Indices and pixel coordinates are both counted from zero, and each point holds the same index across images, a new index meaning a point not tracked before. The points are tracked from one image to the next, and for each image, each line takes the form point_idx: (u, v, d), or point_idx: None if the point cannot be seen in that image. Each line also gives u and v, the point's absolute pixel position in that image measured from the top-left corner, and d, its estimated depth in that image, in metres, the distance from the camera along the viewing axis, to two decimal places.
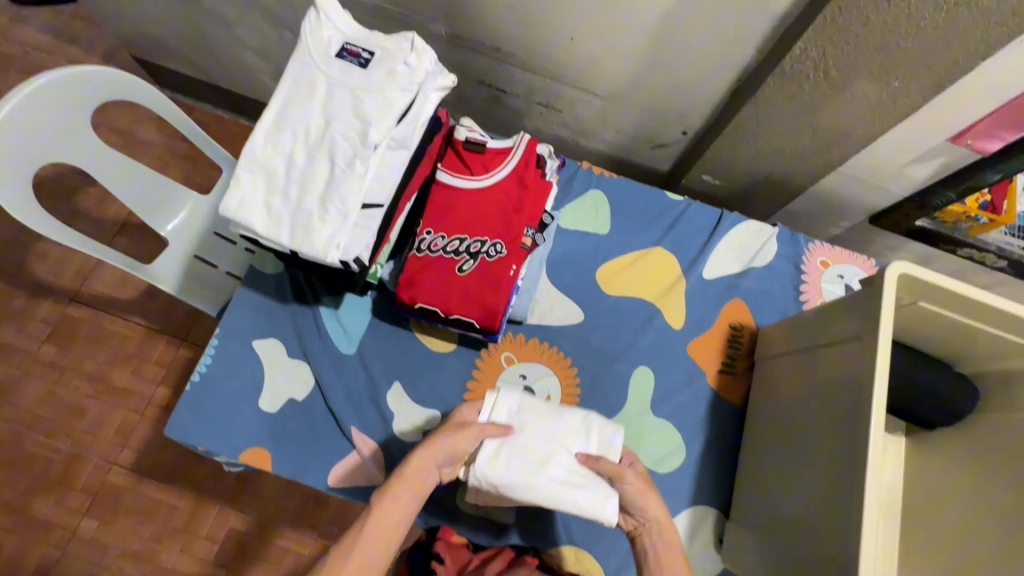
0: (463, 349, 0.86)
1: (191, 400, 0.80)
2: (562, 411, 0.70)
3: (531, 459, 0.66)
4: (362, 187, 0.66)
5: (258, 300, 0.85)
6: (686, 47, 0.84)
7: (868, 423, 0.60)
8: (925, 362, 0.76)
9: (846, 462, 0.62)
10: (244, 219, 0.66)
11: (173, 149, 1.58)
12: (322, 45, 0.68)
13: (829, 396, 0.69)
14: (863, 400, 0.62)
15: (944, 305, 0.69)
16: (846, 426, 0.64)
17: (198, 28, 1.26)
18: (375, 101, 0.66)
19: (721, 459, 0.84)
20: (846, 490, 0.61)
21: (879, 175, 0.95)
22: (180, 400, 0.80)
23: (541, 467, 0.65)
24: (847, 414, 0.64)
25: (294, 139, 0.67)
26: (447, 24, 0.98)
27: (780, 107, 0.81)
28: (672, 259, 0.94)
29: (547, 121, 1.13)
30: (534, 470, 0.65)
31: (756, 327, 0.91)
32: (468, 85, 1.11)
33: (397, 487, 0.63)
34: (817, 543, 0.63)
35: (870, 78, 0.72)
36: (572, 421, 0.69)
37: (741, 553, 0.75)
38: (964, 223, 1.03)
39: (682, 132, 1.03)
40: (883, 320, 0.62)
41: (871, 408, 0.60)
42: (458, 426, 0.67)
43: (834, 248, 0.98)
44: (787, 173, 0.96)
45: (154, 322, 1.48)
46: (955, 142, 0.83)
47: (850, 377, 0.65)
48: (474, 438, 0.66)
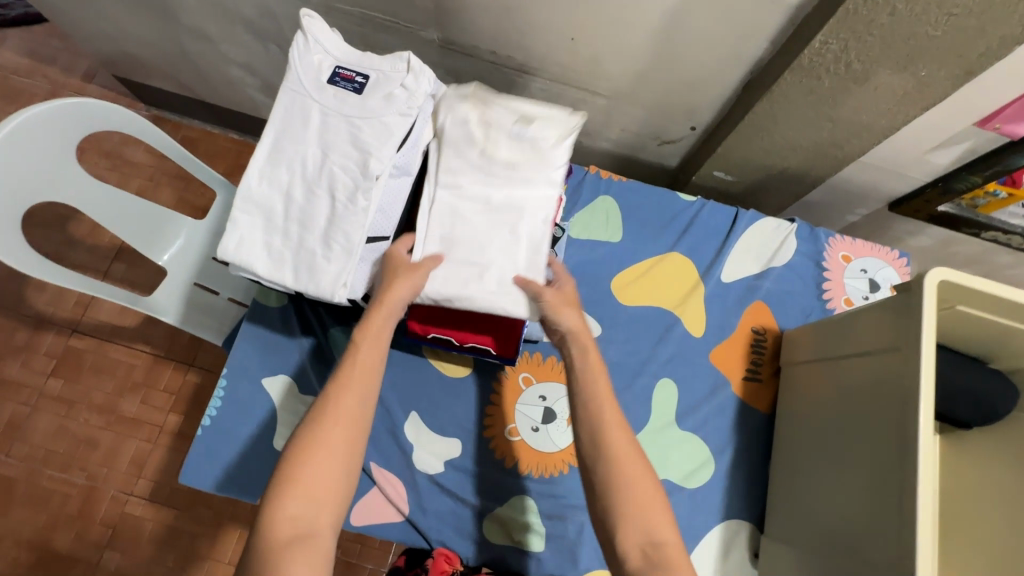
0: (479, 373, 0.84)
1: (205, 446, 0.78)
2: (491, 221, 0.64)
3: (460, 272, 0.63)
4: (366, 221, 0.63)
5: (264, 335, 0.82)
6: (694, 42, 0.80)
7: (916, 444, 0.57)
8: (962, 364, 0.73)
9: (891, 484, 0.60)
10: (244, 262, 0.63)
11: (163, 170, 1.54)
12: (312, 71, 0.64)
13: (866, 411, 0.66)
14: (909, 419, 0.59)
15: (982, 307, 0.66)
16: (888, 444, 0.61)
17: (179, 45, 1.22)
18: (374, 128, 0.63)
19: (751, 469, 0.82)
20: (895, 512, 0.58)
21: (899, 163, 0.91)
22: (192, 447, 0.78)
23: (467, 279, 0.63)
24: (889, 432, 0.62)
25: (290, 173, 0.63)
26: (438, 29, 0.93)
27: (798, 102, 0.77)
28: (688, 264, 0.91)
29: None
30: (462, 284, 0.62)
31: (779, 330, 0.89)
32: None
33: (376, 318, 0.61)
34: (862, 562, 0.61)
35: (895, 68, 0.68)
36: (501, 233, 0.64)
37: (778, 567, 0.74)
38: (982, 199, 0.95)
39: (691, 128, 0.99)
40: (925, 332, 0.59)
41: (920, 428, 0.57)
42: (406, 267, 0.63)
43: (856, 241, 0.94)
44: (803, 167, 0.92)
45: (160, 348, 1.45)
46: (982, 127, 0.78)
47: (891, 391, 0.62)
48: (419, 276, 0.62)
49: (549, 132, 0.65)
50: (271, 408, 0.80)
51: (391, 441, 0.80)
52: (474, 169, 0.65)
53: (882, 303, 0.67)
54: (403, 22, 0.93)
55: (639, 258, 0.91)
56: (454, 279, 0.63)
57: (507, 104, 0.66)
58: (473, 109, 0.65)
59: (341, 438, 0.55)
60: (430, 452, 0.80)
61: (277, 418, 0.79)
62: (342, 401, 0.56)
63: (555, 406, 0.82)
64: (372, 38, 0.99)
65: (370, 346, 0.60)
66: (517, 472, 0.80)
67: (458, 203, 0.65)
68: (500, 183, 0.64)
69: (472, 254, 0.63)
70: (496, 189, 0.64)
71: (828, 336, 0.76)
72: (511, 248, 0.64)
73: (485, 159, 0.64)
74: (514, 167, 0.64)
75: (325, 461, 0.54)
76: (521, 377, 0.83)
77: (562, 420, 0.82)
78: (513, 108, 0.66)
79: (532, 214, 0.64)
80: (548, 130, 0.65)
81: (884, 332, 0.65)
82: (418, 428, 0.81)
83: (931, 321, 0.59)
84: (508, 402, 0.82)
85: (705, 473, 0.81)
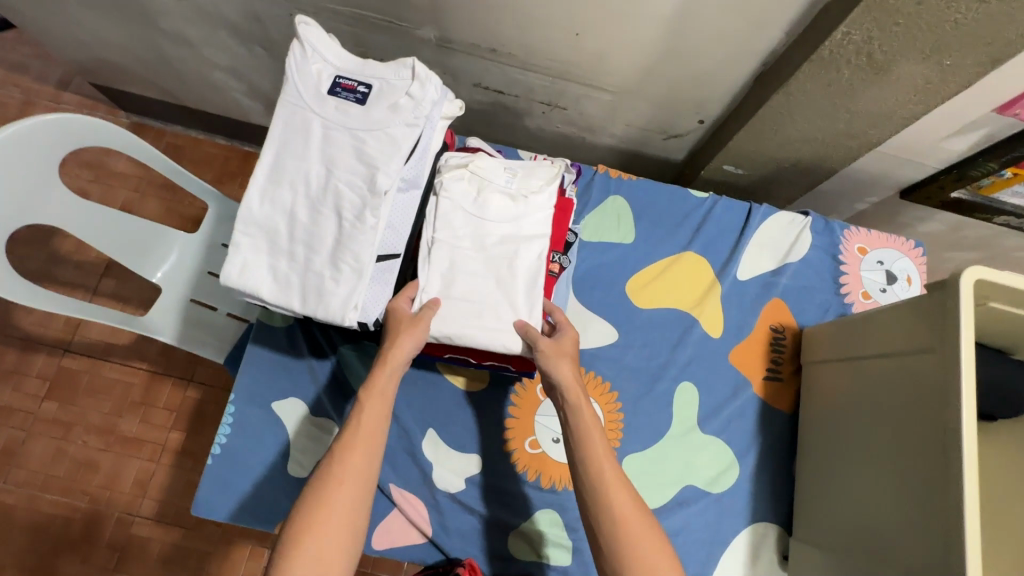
0: (496, 386, 0.81)
1: (217, 475, 0.75)
2: (487, 265, 0.65)
3: (464, 313, 0.63)
4: (376, 240, 0.59)
5: (270, 357, 0.79)
6: (706, 35, 0.76)
7: (958, 449, 0.55)
8: (992, 359, 0.71)
9: (931, 491, 0.58)
10: (248, 287, 0.59)
11: (149, 180, 1.48)
12: (311, 82, 0.61)
13: (897, 414, 0.64)
14: (948, 422, 0.57)
15: (1013, 304, 0.65)
16: (926, 447, 0.59)
17: (159, 51, 1.16)
18: (380, 141, 0.60)
19: (776, 471, 0.81)
20: (937, 518, 0.57)
21: (915, 151, 0.89)
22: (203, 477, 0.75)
23: (472, 319, 0.63)
24: (925, 436, 0.60)
25: (293, 193, 0.60)
26: (435, 28, 0.89)
27: (815, 95, 0.75)
28: (703, 263, 0.89)
29: (551, 121, 1.05)
30: (467, 324, 0.62)
31: (798, 327, 0.87)
32: (463, 89, 1.02)
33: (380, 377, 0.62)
34: (900, 568, 0.60)
35: (919, 58, 0.65)
36: (499, 273, 0.65)
37: (808, 571, 0.73)
38: (986, 181, 0.90)
39: (699, 121, 0.96)
40: (962, 334, 0.57)
41: (962, 433, 0.55)
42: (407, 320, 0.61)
43: (872, 232, 0.92)
44: (817, 158, 0.90)
45: (157, 365, 1.41)
46: (1002, 113, 0.76)
47: (926, 395, 0.61)
48: (420, 331, 0.61)
49: (536, 181, 0.68)
50: (283, 431, 0.77)
51: (409, 461, 0.78)
52: (468, 218, 0.66)
53: (909, 303, 0.65)
54: (398, 21, 0.89)
55: (652, 261, 0.88)
56: (459, 321, 0.62)
57: (497, 160, 0.69)
58: (464, 165, 0.68)
59: (349, 499, 0.55)
60: (450, 470, 0.78)
61: (290, 442, 0.77)
62: (349, 462, 0.56)
63: None
64: (364, 39, 0.94)
65: (375, 406, 0.60)
66: (540, 486, 0.78)
67: (455, 248, 0.65)
68: (494, 230, 0.66)
69: (474, 296, 0.64)
70: (491, 237, 0.66)
71: (849, 333, 0.75)
72: (508, 288, 0.64)
73: (478, 209, 0.66)
74: (507, 217, 0.67)
75: (333, 526, 0.53)
76: (539, 388, 0.81)
77: None
78: (502, 163, 0.69)
79: (527, 255, 0.66)
80: (538, 181, 0.68)
81: (913, 331, 0.64)
82: (437, 445, 0.79)
83: (968, 322, 0.58)
84: (527, 414, 0.80)
85: (731, 477, 0.80)
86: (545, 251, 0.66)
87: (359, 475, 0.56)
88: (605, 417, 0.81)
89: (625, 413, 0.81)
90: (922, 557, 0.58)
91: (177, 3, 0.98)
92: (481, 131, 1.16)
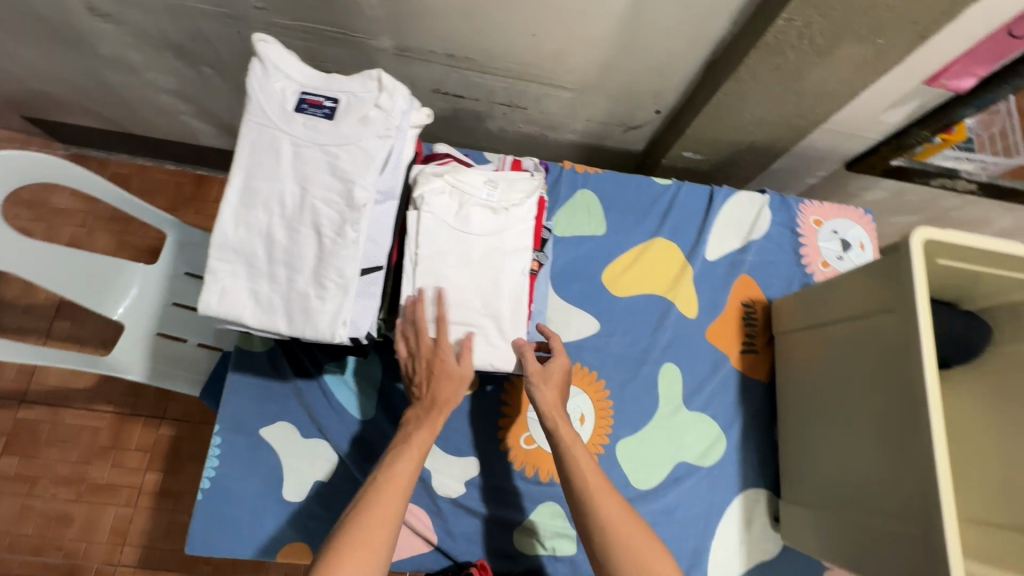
0: (486, 386, 0.82)
1: (209, 509, 0.72)
2: (473, 282, 0.66)
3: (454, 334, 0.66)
4: (358, 253, 0.59)
5: (254, 383, 0.77)
6: (658, 29, 0.79)
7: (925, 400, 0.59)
8: (946, 312, 0.75)
9: (906, 445, 0.62)
10: (230, 313, 0.58)
11: (96, 213, 1.41)
12: (275, 100, 0.60)
13: (866, 374, 0.69)
14: (912, 374, 0.61)
15: (959, 258, 0.70)
16: (897, 399, 0.64)
17: (99, 78, 1.11)
18: (353, 155, 0.59)
19: (760, 438, 0.85)
20: (914, 465, 0.61)
21: (857, 125, 0.95)
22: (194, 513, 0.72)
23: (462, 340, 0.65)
24: (895, 393, 0.64)
25: (268, 214, 0.59)
26: (391, 37, 0.88)
27: (764, 80, 0.79)
28: (674, 247, 0.92)
29: (512, 121, 1.07)
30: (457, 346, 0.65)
31: (767, 300, 0.92)
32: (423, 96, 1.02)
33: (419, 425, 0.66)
34: (885, 516, 0.64)
35: (855, 39, 0.70)
36: (485, 291, 0.66)
37: (799, 529, 0.77)
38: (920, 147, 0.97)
39: (655, 111, 0.99)
40: (917, 293, 0.62)
41: (926, 383, 0.60)
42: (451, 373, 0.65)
43: (824, 204, 0.98)
44: (768, 138, 0.95)
45: (124, 406, 1.35)
46: (930, 85, 0.83)
47: (892, 354, 0.65)
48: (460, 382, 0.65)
49: (515, 193, 0.70)
50: (275, 456, 0.75)
51: None
52: (450, 233, 0.67)
53: (866, 272, 0.70)
54: (351, 32, 0.88)
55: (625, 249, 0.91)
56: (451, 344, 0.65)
57: (476, 172, 0.69)
58: (445, 178, 0.68)
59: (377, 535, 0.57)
60: (450, 475, 0.78)
61: (283, 465, 0.75)
62: (382, 500, 0.59)
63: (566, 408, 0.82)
64: (318, 52, 0.93)
65: (414, 450, 0.64)
66: (540, 480, 0.79)
67: (439, 264, 0.66)
68: (476, 246, 0.67)
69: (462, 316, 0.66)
70: (474, 253, 0.67)
71: (815, 302, 0.79)
72: (494, 307, 0.66)
73: (461, 223, 0.67)
74: (488, 230, 0.68)
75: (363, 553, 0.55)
76: None
77: (576, 420, 0.81)
78: (482, 175, 0.70)
79: (511, 271, 0.68)
80: (518, 193, 0.69)
81: (873, 296, 0.68)
82: (434, 452, 0.79)
83: (922, 281, 0.62)
84: (520, 411, 0.81)
85: (720, 449, 0.84)
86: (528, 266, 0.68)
87: (394, 510, 0.59)
88: (596, 405, 0.83)
89: (615, 400, 0.83)
90: (905, 505, 0.62)
91: (116, 28, 0.95)
92: (443, 137, 1.16)
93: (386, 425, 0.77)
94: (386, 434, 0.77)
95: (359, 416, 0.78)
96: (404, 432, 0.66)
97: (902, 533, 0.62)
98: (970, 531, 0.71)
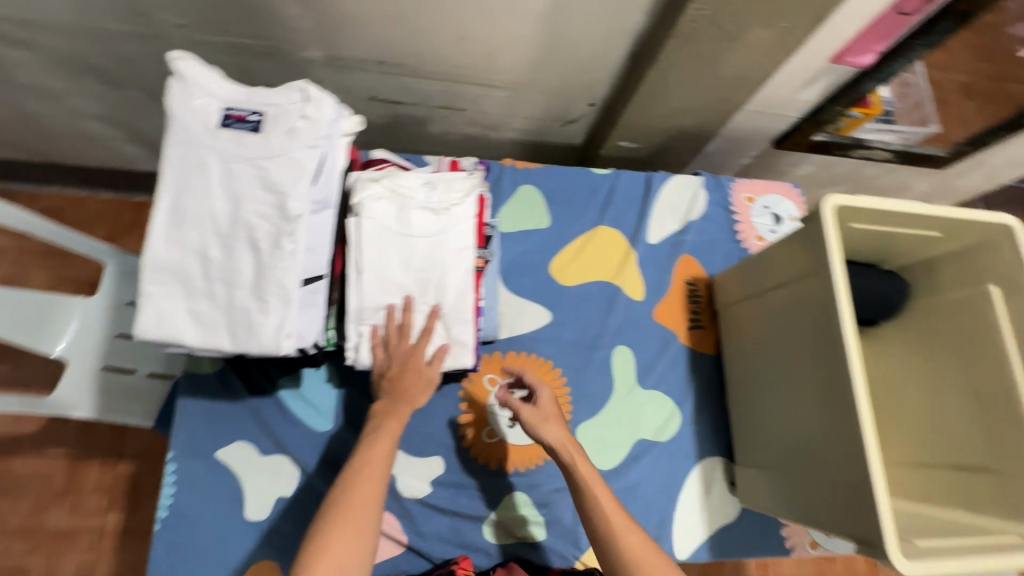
0: (444, 386, 0.83)
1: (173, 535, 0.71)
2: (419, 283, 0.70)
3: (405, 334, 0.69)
4: (297, 263, 0.59)
5: (206, 406, 0.76)
6: (581, 24, 0.82)
7: (846, 354, 0.64)
8: (871, 273, 0.80)
9: (832, 392, 0.67)
10: (169, 335, 0.57)
11: (29, 250, 1.35)
12: (198, 116, 0.60)
13: (796, 331, 0.74)
14: (834, 333, 0.66)
15: (874, 221, 0.75)
16: (824, 356, 0.68)
17: (17, 108, 1.06)
18: (283, 166, 0.60)
19: (712, 408, 0.89)
20: (842, 415, 0.65)
21: (777, 105, 1.00)
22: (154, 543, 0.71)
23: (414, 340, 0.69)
24: (821, 346, 0.69)
25: (200, 231, 0.58)
26: (320, 48, 0.88)
27: (684, 67, 0.83)
28: (617, 234, 0.95)
29: (454, 124, 1.08)
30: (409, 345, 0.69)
31: (708, 277, 0.96)
32: (360, 104, 1.02)
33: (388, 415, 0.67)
34: (822, 466, 0.69)
35: (760, 23, 0.75)
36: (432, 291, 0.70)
37: (754, 490, 0.81)
38: (842, 122, 1.04)
39: (589, 104, 1.03)
40: (833, 257, 0.67)
41: (847, 339, 0.64)
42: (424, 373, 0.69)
43: (754, 181, 1.03)
44: (697, 123, 0.99)
45: (77, 447, 1.29)
46: (837, 63, 0.88)
47: (814, 309, 0.70)
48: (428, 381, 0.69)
49: (454, 193, 0.72)
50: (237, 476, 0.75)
51: None
52: (394, 237, 0.68)
53: (791, 239, 0.74)
54: (279, 45, 0.87)
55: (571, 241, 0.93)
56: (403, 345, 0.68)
57: (414, 175, 0.71)
58: (383, 182, 0.68)
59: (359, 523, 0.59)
60: (415, 476, 0.79)
61: (246, 484, 0.74)
62: (359, 491, 0.61)
63: None
64: (248, 68, 0.92)
65: (385, 441, 0.65)
66: (505, 472, 0.81)
67: (384, 270, 0.68)
68: (420, 248, 0.69)
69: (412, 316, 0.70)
70: (417, 255, 0.69)
71: (751, 272, 0.84)
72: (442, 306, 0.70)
73: (403, 228, 0.69)
74: (430, 232, 0.70)
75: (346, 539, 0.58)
76: (487, 378, 0.84)
77: None
78: (420, 177, 0.72)
79: (455, 270, 0.71)
80: (457, 193, 0.71)
81: (795, 260, 0.73)
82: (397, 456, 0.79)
83: (837, 244, 0.67)
84: (479, 406, 0.83)
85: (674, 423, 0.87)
86: (472, 263, 0.72)
87: (371, 496, 0.61)
88: (554, 393, 0.85)
89: (572, 386, 0.86)
90: (834, 447, 0.67)
91: (30, 54, 0.91)
92: (386, 144, 1.16)
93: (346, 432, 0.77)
94: (347, 442, 0.77)
95: (318, 428, 0.77)
96: (373, 425, 0.67)
97: (836, 473, 0.66)
98: (901, 472, 0.77)
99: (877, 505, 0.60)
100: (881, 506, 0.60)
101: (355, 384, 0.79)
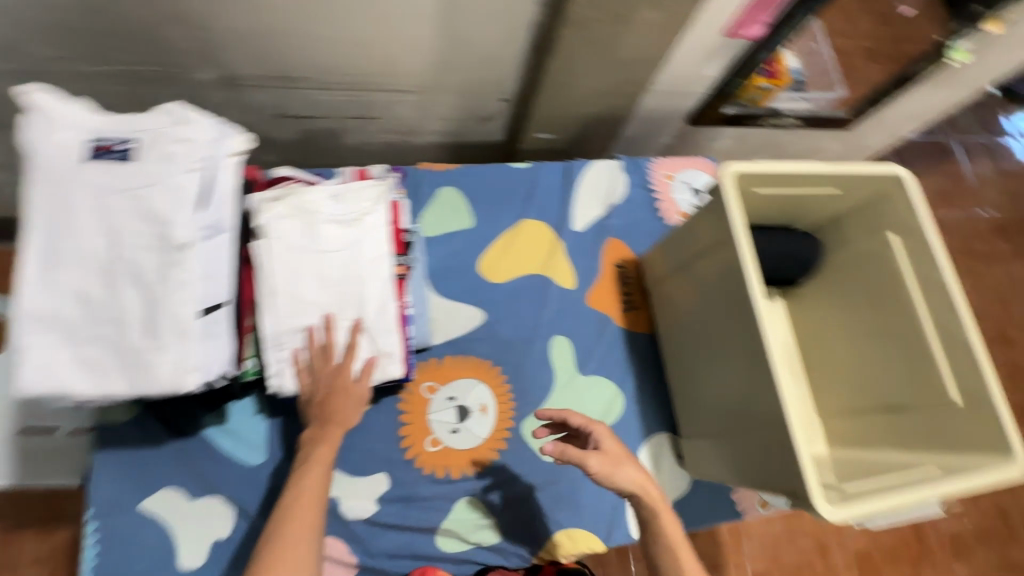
0: (381, 400, 0.81)
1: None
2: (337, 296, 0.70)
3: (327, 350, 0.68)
4: (192, 294, 0.56)
5: (126, 455, 0.72)
6: (475, 19, 0.82)
7: (759, 314, 0.68)
8: (788, 236, 0.84)
9: (748, 350, 0.70)
10: (56, 388, 0.53)
11: None
12: (62, 152, 0.56)
13: (711, 299, 0.77)
14: (745, 296, 0.69)
15: (783, 185, 0.77)
16: (738, 320, 0.71)
17: None
18: (162, 193, 0.56)
19: (654, 386, 0.91)
20: (761, 373, 0.68)
21: (684, 83, 1.02)
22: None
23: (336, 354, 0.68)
24: (733, 309, 0.72)
25: (77, 273, 0.54)
26: (212, 67, 0.85)
27: (583, 54, 0.83)
28: (543, 226, 0.95)
29: (369, 133, 1.06)
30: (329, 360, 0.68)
31: (636, 258, 0.98)
32: (267, 122, 0.99)
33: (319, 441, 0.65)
34: (751, 426, 0.71)
35: (647, 4, 0.76)
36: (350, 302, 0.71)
37: (699, 459, 0.83)
38: (756, 94, 1.09)
39: (502, 99, 1.03)
40: (735, 224, 0.70)
41: (757, 301, 0.68)
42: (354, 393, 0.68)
43: (671, 159, 1.05)
44: (609, 108, 1.00)
45: (5, 519, 1.20)
46: (731, 37, 0.92)
47: (728, 275, 0.72)
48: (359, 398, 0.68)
49: (361, 202, 0.73)
50: (155, 535, 0.70)
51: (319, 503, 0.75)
52: (306, 253, 0.69)
53: (698, 212, 0.78)
54: (168, 68, 0.84)
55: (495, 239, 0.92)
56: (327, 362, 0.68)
57: (320, 190, 0.72)
58: (288, 201, 0.69)
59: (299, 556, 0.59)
60: (361, 496, 0.77)
61: (169, 540, 0.70)
62: (293, 526, 0.60)
63: (467, 403, 0.82)
64: (137, 93, 0.87)
65: (317, 470, 0.64)
66: (453, 477, 0.79)
67: (300, 286, 0.68)
68: (333, 261, 0.70)
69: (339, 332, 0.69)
70: (331, 270, 0.70)
71: (671, 248, 0.87)
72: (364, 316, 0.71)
73: (314, 242, 0.70)
74: (341, 243, 0.71)
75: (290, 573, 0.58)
76: (425, 388, 0.82)
77: (478, 411, 0.83)
78: (325, 191, 0.72)
79: (374, 280, 0.72)
80: (366, 201, 0.73)
81: (701, 229, 0.77)
82: (341, 479, 0.77)
83: (738, 211, 0.71)
84: (420, 416, 0.81)
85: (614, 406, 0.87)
86: (390, 270, 0.73)
87: (308, 526, 0.61)
88: (495, 392, 0.84)
89: (511, 382, 0.85)
90: (755, 402, 0.70)
91: None
92: (303, 159, 1.12)
93: (280, 462, 0.75)
94: (283, 472, 0.74)
95: (245, 463, 0.74)
96: (304, 452, 0.65)
97: (761, 428, 0.69)
98: (832, 422, 0.80)
99: (797, 449, 0.63)
100: (801, 449, 0.63)
101: (285, 410, 0.77)
